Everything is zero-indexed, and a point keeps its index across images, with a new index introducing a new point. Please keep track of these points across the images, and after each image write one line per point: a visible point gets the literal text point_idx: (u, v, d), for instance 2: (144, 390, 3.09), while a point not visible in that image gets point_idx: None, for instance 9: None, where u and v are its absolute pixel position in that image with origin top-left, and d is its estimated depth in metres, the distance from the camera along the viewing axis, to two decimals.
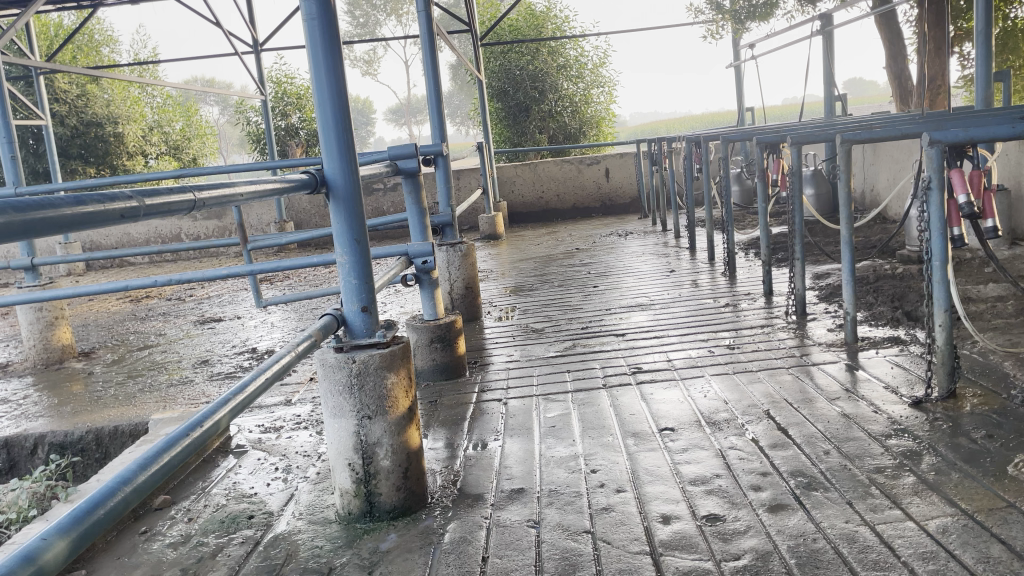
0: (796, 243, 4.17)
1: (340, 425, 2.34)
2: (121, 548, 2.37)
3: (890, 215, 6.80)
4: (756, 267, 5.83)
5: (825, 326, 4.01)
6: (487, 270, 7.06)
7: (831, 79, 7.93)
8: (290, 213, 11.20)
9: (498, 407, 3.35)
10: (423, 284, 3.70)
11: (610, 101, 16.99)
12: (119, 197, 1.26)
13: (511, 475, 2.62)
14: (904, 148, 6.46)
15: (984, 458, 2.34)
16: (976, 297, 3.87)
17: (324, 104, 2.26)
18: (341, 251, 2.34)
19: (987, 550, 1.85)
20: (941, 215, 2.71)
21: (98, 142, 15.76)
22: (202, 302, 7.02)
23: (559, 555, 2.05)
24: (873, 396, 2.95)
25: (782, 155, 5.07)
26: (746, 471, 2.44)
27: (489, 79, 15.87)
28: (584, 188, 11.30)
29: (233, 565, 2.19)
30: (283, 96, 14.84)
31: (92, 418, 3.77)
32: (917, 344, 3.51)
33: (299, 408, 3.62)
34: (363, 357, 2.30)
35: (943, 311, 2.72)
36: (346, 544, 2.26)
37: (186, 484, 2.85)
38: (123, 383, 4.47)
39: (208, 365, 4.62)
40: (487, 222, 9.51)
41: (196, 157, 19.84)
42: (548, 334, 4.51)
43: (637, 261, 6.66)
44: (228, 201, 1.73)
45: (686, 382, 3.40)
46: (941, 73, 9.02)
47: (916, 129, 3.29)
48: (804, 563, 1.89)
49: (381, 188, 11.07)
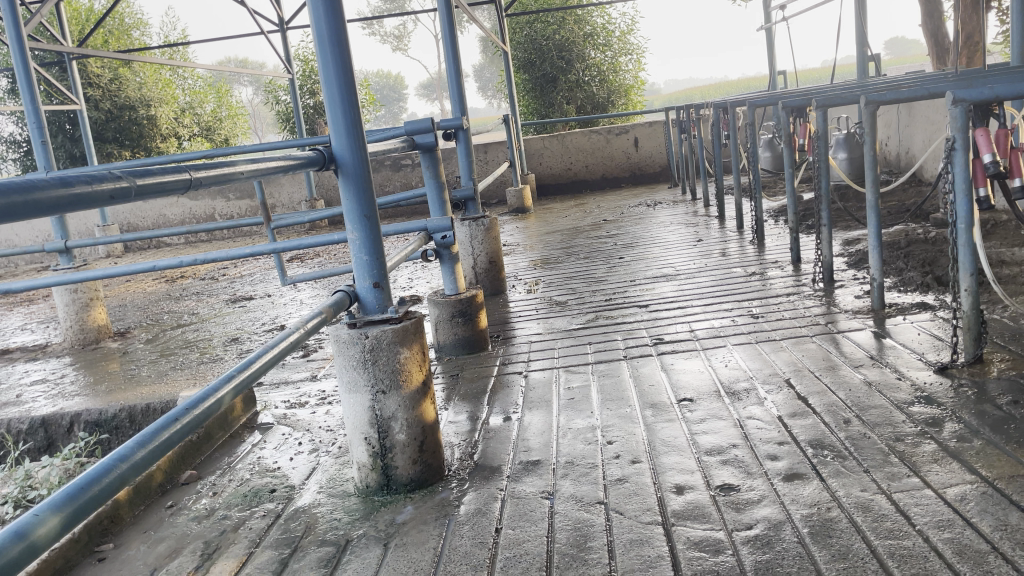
0: (823, 208, 4.08)
1: (355, 400, 2.37)
2: (148, 523, 2.45)
3: (925, 177, 6.63)
4: (785, 234, 5.74)
5: (853, 293, 3.94)
6: (513, 244, 7.06)
7: (863, 39, 7.71)
8: (320, 191, 11.30)
9: (520, 380, 3.36)
10: (443, 259, 3.70)
11: (639, 69, 16.62)
12: (108, 179, 1.28)
13: (528, 447, 2.64)
14: (939, 108, 6.28)
15: (1010, 424, 2.28)
16: (1010, 260, 3.76)
17: (330, 81, 2.27)
18: (351, 228, 2.35)
19: (1005, 517, 1.81)
20: (966, 176, 2.64)
21: (132, 126, 16.03)
22: (233, 281, 7.15)
23: (571, 526, 2.06)
24: (898, 363, 2.90)
25: (809, 118, 4.99)
26: (763, 440, 2.42)
27: (514, 50, 15.78)
28: (613, 158, 11.20)
29: (254, 538, 2.24)
30: (310, 74, 14.92)
31: (125, 396, 3.88)
32: (947, 309, 3.43)
33: (324, 383, 3.68)
34: (375, 333, 2.31)
35: (969, 276, 2.66)
36: (364, 516, 2.29)
37: (212, 460, 2.92)
38: (156, 361, 4.58)
39: (238, 343, 4.70)
40: (515, 195, 9.48)
41: (228, 137, 20.08)
42: (572, 307, 4.50)
43: (664, 231, 6.61)
44: (228, 180, 1.74)
45: (707, 352, 3.37)
46: (978, 28, 8.73)
47: (943, 87, 3.18)
48: (817, 532, 1.87)
49: (409, 164, 11.09)
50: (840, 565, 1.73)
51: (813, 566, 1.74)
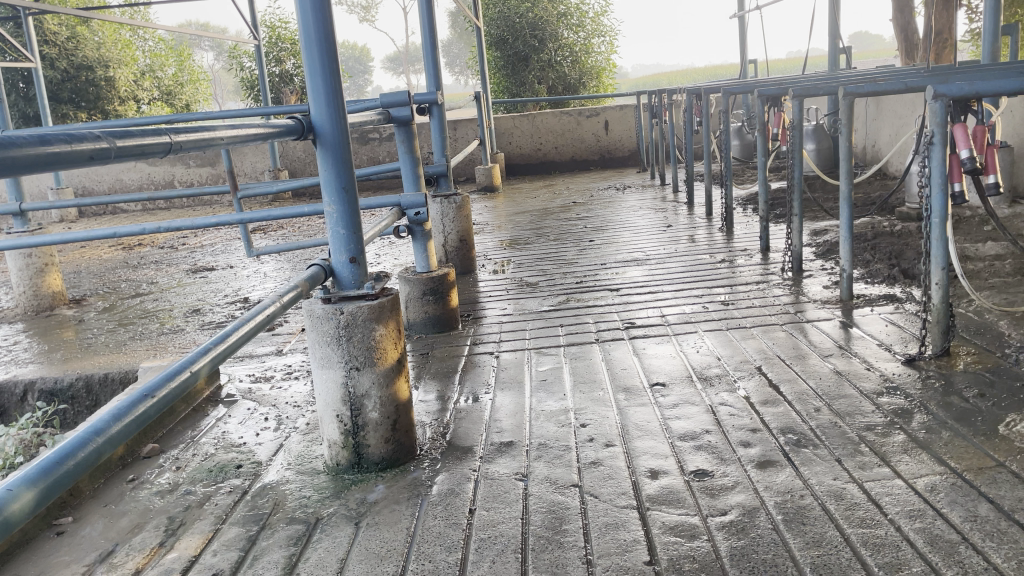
0: (794, 198, 4.10)
1: (328, 376, 2.32)
2: (108, 496, 2.38)
3: (890, 171, 6.74)
4: (753, 223, 5.78)
5: (821, 283, 3.99)
6: (482, 223, 7.02)
7: (835, 31, 7.76)
8: (284, 161, 11.09)
9: (490, 360, 3.34)
10: (416, 235, 3.64)
11: (611, 51, 16.53)
12: (87, 138, 1.21)
13: (501, 428, 2.62)
14: (909, 104, 6.37)
15: (975, 417, 2.32)
16: (974, 255, 3.83)
17: (311, 47, 2.20)
18: (328, 200, 2.29)
19: (974, 509, 1.84)
20: (942, 170, 2.66)
21: (89, 87, 15.55)
22: (194, 250, 6.99)
23: (546, 508, 2.05)
24: (866, 354, 2.94)
25: (784, 108, 5.01)
26: (736, 427, 2.43)
27: (488, 27, 15.63)
28: (583, 140, 11.18)
29: (220, 514, 2.19)
30: (277, 41, 14.58)
31: (81, 365, 3.76)
32: (912, 302, 3.49)
33: (290, 358, 3.61)
34: (351, 309, 2.27)
35: (941, 269, 2.69)
36: (334, 494, 2.25)
37: (175, 433, 2.85)
38: (114, 330, 4.45)
39: (200, 314, 4.59)
40: (484, 173, 9.40)
41: (189, 103, 19.59)
42: (542, 288, 4.48)
43: (634, 215, 6.61)
44: (208, 146, 1.68)
45: (678, 337, 3.38)
46: (949, 27, 8.87)
47: (921, 82, 3.21)
48: (790, 519, 1.89)
49: (377, 137, 10.92)
50: (815, 552, 1.74)
51: (788, 553, 1.76)
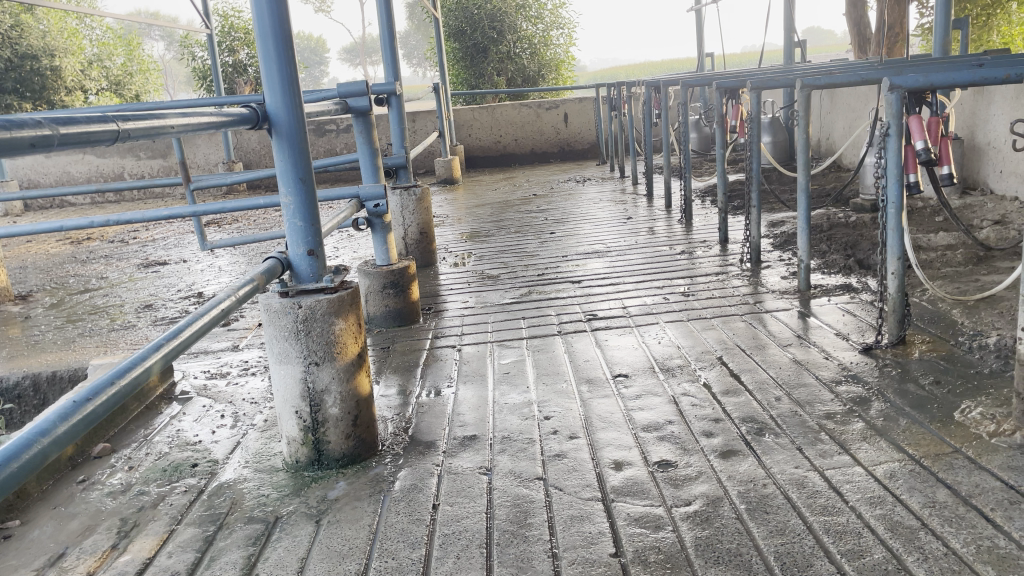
0: (752, 190, 4.13)
1: (286, 371, 2.26)
2: (57, 498, 2.30)
3: (845, 163, 6.85)
4: (712, 215, 5.83)
5: (778, 274, 4.03)
6: (442, 215, 6.97)
7: (791, 25, 7.84)
8: (239, 153, 10.87)
9: (452, 354, 3.31)
10: (376, 229, 3.57)
11: (570, 43, 16.55)
12: (28, 125, 1.15)
13: (464, 422, 2.59)
14: (863, 97, 6.47)
15: (931, 404, 2.36)
16: (927, 246, 3.91)
17: (265, 35, 2.14)
18: (285, 191, 2.24)
19: (933, 495, 1.87)
20: (898, 162, 2.70)
21: (34, 76, 15.08)
22: (145, 244, 6.82)
23: (511, 502, 2.03)
24: (824, 343, 2.97)
25: (742, 101, 5.05)
26: (698, 417, 2.44)
27: (446, 18, 15.57)
28: (543, 132, 11.17)
29: (175, 515, 2.13)
30: (230, 30, 14.31)
31: (28, 363, 3.64)
32: (868, 292, 3.55)
33: (246, 354, 3.53)
34: (309, 303, 2.21)
35: (897, 260, 2.73)
36: (294, 492, 2.21)
37: (127, 433, 2.76)
38: (61, 327, 4.32)
39: (152, 309, 4.48)
40: (444, 166, 9.34)
41: (138, 93, 19.13)
42: (504, 281, 4.46)
43: (594, 207, 6.62)
44: (158, 134, 1.61)
45: (640, 328, 3.39)
46: (900, 21, 9.07)
47: (876, 75, 3.25)
48: (753, 508, 1.90)
49: (334, 129, 10.79)
50: (778, 541, 1.75)
51: (752, 542, 1.76)
